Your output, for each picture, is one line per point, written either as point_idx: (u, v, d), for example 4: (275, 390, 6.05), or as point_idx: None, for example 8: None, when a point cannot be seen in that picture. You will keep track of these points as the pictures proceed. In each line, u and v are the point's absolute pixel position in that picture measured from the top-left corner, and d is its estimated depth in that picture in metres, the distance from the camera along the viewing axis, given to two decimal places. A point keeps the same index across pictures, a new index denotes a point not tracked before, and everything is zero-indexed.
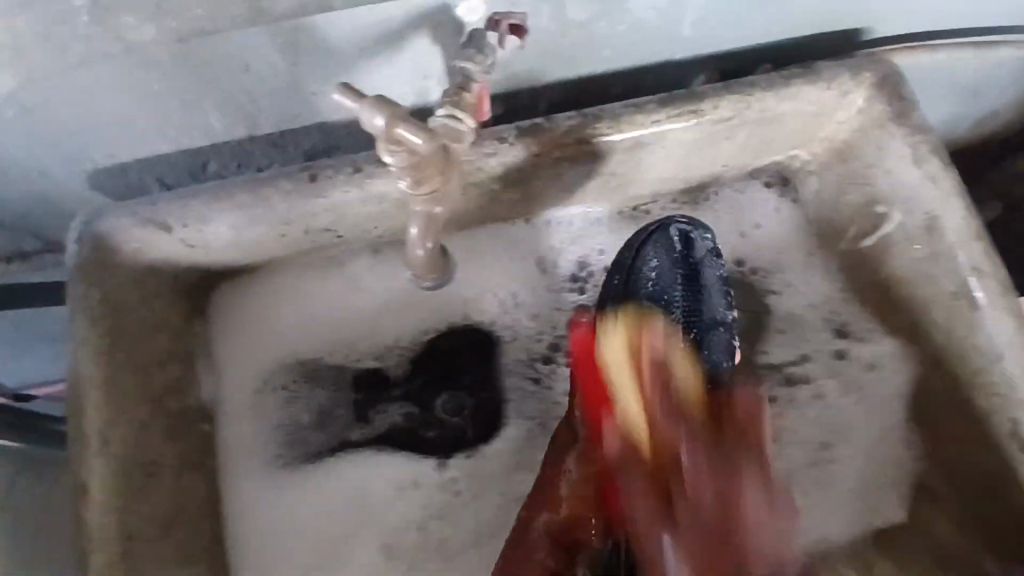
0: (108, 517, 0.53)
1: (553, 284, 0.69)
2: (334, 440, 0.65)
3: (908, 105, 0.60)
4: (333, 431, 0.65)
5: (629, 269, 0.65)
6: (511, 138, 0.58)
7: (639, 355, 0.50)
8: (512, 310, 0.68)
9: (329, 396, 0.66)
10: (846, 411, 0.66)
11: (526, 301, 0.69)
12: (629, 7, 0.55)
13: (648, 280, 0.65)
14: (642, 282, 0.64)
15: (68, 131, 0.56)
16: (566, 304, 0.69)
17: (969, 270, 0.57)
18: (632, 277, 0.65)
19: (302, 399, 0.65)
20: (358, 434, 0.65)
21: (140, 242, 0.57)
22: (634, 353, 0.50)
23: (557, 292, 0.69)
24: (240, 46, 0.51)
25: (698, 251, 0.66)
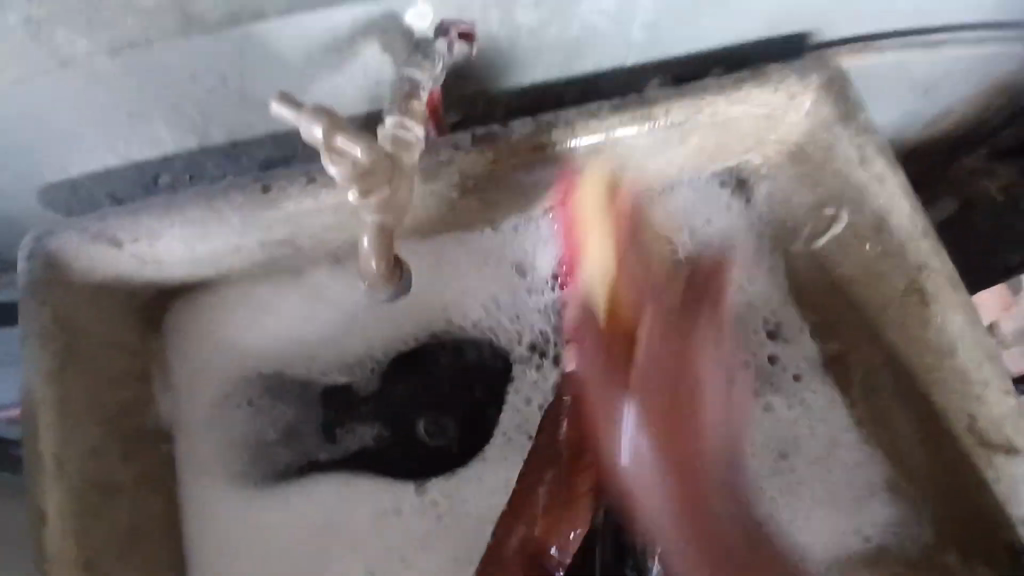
0: (66, 540, 0.51)
1: (533, 285, 0.69)
2: (303, 458, 0.65)
3: (856, 105, 0.61)
4: (302, 447, 0.66)
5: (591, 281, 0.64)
6: (463, 145, 0.59)
7: None
8: (494, 313, 0.69)
9: (295, 410, 0.66)
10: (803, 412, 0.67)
11: (505, 305, 0.69)
12: (578, 12, 0.56)
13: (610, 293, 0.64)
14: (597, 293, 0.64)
15: (15, 146, 0.55)
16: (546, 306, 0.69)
17: (920, 268, 0.59)
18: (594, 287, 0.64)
19: (269, 412, 0.65)
20: (326, 453, 0.66)
21: (91, 258, 0.56)
22: None
23: (537, 294, 0.69)
24: (186, 57, 0.50)
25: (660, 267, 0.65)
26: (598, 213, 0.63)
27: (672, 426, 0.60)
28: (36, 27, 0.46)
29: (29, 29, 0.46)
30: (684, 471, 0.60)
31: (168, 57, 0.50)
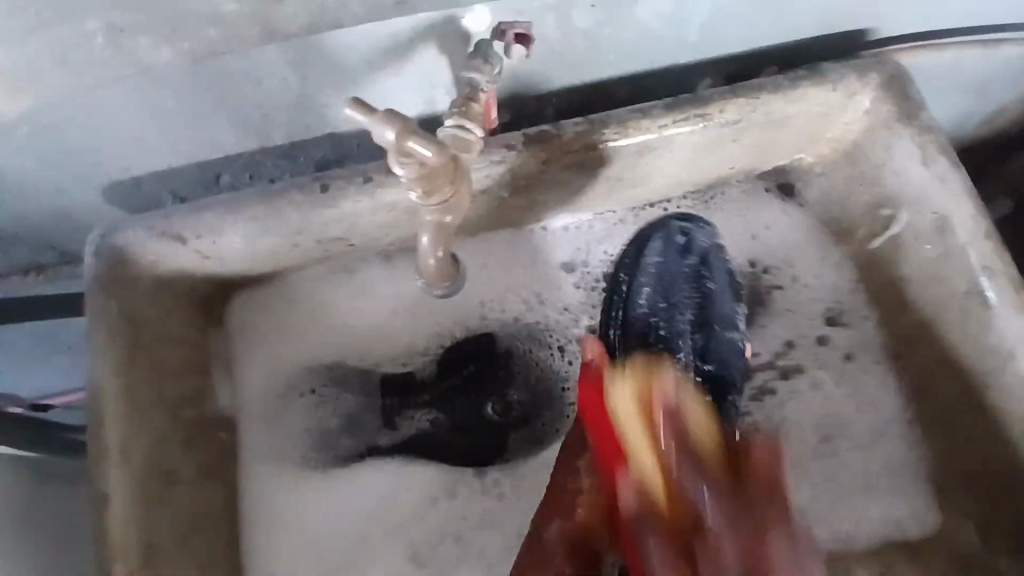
0: (130, 529, 0.53)
1: (581, 283, 0.70)
2: (364, 445, 0.66)
3: (916, 105, 0.60)
4: (362, 436, 0.66)
5: (633, 261, 0.67)
6: (518, 145, 0.58)
7: (652, 398, 0.46)
8: (537, 308, 0.69)
9: (356, 400, 0.67)
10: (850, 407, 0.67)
11: (551, 299, 0.69)
12: (633, 12, 0.55)
13: (649, 273, 0.67)
14: (641, 278, 0.66)
15: (86, 148, 0.57)
16: (597, 301, 0.69)
17: (981, 270, 0.57)
18: (635, 264, 0.67)
19: (329, 404, 0.66)
20: (385, 439, 0.66)
21: (155, 255, 0.58)
22: (646, 398, 0.46)
23: (587, 292, 0.70)
24: (253, 63, 0.51)
25: (701, 246, 0.68)
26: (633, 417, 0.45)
27: (749, 558, 0.40)
28: (117, 33, 0.47)
29: (110, 35, 0.47)
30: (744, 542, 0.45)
31: (241, 63, 0.51)
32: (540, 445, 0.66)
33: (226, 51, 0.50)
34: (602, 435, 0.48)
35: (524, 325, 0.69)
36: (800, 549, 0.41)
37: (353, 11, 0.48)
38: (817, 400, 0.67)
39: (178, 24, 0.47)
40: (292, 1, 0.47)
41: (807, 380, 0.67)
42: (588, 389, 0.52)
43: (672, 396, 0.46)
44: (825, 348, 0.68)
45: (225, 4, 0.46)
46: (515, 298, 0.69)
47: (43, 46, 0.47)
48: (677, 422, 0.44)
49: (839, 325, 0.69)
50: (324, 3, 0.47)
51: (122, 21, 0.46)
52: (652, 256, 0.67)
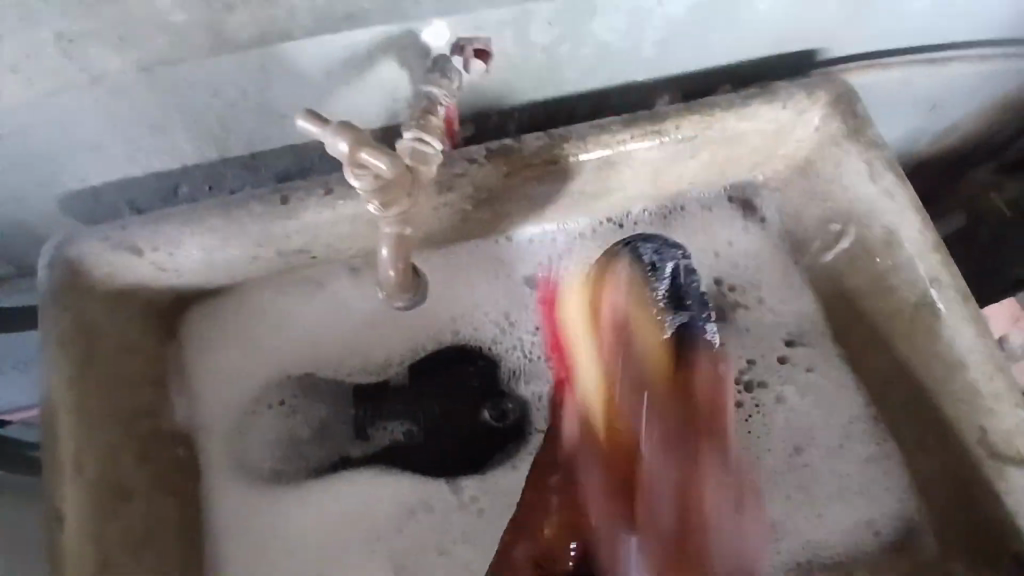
0: (84, 541, 0.52)
1: None
2: (336, 455, 0.64)
3: (863, 122, 0.63)
4: (334, 444, 0.64)
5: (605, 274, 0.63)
6: (479, 158, 0.59)
7: (599, 309, 0.57)
8: (507, 324, 0.69)
9: (328, 408, 0.65)
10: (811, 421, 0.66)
11: (519, 313, 0.69)
12: (589, 29, 0.57)
13: None
14: None
15: (40, 157, 0.56)
16: None
17: (928, 281, 0.60)
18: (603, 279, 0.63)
19: (300, 412, 0.65)
20: (358, 450, 0.64)
21: (111, 264, 0.58)
22: (594, 308, 0.57)
23: None
24: (215, 73, 0.52)
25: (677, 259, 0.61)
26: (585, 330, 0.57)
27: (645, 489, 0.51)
28: (67, 43, 0.47)
29: (60, 44, 0.47)
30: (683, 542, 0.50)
31: (194, 72, 0.51)
32: (510, 451, 0.66)
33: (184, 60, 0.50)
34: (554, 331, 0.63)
35: (493, 337, 0.69)
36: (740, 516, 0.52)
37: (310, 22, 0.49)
38: (784, 412, 0.65)
39: (131, 33, 0.47)
40: (240, 11, 0.47)
41: (770, 394, 0.66)
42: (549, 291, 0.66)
43: (620, 302, 0.57)
44: (787, 365, 0.67)
45: (174, 14, 0.47)
46: (481, 312, 0.69)
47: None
48: (624, 332, 0.55)
49: (802, 346, 0.67)
50: (275, 16, 0.48)
51: (73, 31, 0.46)
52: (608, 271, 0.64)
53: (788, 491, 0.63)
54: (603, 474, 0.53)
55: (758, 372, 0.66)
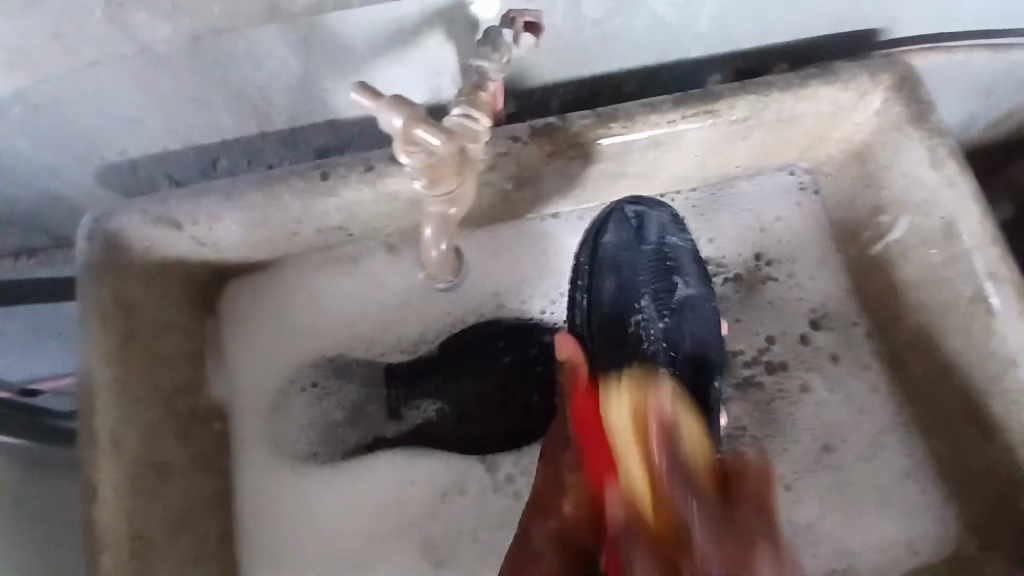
0: (121, 519, 0.52)
1: None
2: (370, 436, 0.65)
3: (926, 107, 0.60)
4: (368, 426, 0.65)
5: (592, 245, 0.65)
6: (524, 136, 0.57)
7: (646, 412, 0.47)
8: (554, 303, 0.68)
9: (360, 392, 0.65)
10: (846, 415, 0.66)
11: (563, 293, 0.68)
12: (645, 3, 0.54)
13: (609, 267, 0.65)
14: (603, 268, 0.65)
15: (81, 130, 0.56)
16: None
17: (987, 276, 0.56)
18: (595, 252, 0.65)
19: (333, 395, 0.65)
20: (391, 431, 0.65)
21: (148, 240, 0.57)
22: (640, 413, 0.47)
23: None
24: (257, 43, 0.50)
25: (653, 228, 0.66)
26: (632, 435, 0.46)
27: None
28: (116, 6, 0.45)
29: (108, 9, 0.45)
30: None
31: (239, 41, 0.50)
32: (540, 434, 0.65)
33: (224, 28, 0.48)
34: (596, 440, 0.51)
35: (528, 321, 0.67)
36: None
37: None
38: (816, 402, 0.66)
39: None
40: None
41: (804, 380, 0.67)
42: (586, 402, 0.53)
43: (666, 408, 0.46)
44: (809, 346, 0.68)
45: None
46: (532, 291, 0.68)
47: (37, 20, 0.44)
48: (672, 434, 0.44)
49: (843, 337, 0.68)
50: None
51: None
52: (613, 237, 0.65)
53: (817, 474, 0.65)
54: (640, 554, 0.41)
55: (779, 355, 0.67)
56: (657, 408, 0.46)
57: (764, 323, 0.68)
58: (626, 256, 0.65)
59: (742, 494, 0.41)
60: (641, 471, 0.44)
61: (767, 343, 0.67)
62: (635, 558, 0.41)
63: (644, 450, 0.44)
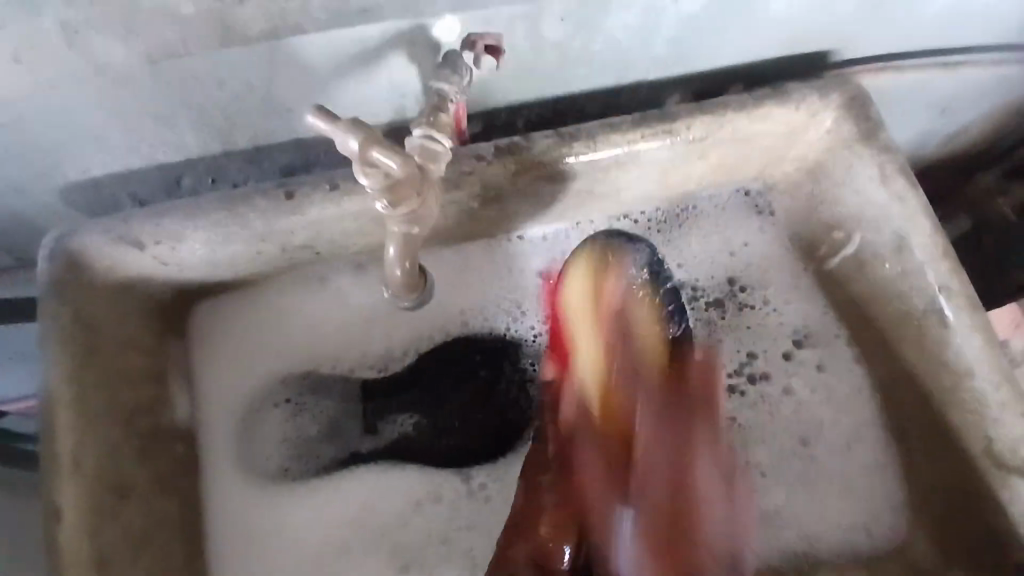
0: (79, 540, 0.51)
1: None
2: (347, 450, 0.65)
3: (877, 125, 0.62)
4: (345, 441, 0.65)
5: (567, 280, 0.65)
6: (487, 156, 0.58)
7: (602, 296, 0.60)
8: (521, 319, 0.69)
9: (336, 406, 0.66)
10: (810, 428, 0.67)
11: (531, 309, 0.69)
12: (602, 26, 0.56)
13: None
14: None
15: (42, 149, 0.55)
16: None
17: (938, 287, 0.58)
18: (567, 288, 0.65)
19: (308, 409, 0.65)
20: (367, 445, 0.65)
21: (110, 259, 0.57)
22: (596, 293, 0.60)
23: None
24: (219, 64, 0.50)
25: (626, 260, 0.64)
26: (586, 314, 0.60)
27: (672, 484, 0.52)
28: (72, 32, 0.46)
29: (66, 35, 0.46)
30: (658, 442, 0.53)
31: (198, 63, 0.50)
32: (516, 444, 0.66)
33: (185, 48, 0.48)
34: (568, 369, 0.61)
35: (499, 334, 0.68)
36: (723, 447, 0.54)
37: (318, 14, 0.48)
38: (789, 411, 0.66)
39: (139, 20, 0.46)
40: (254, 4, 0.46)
41: (776, 388, 0.67)
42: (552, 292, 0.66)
43: (621, 288, 0.60)
44: (793, 362, 0.68)
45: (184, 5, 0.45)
46: (495, 310, 0.69)
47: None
48: (623, 325, 0.59)
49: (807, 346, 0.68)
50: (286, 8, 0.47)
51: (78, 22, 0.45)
52: (574, 278, 0.66)
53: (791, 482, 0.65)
54: (636, 489, 0.52)
55: (761, 367, 0.67)
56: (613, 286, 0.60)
57: (743, 338, 0.68)
58: None
59: (692, 373, 0.57)
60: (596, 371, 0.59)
61: (750, 356, 0.67)
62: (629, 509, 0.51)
63: (610, 398, 0.58)
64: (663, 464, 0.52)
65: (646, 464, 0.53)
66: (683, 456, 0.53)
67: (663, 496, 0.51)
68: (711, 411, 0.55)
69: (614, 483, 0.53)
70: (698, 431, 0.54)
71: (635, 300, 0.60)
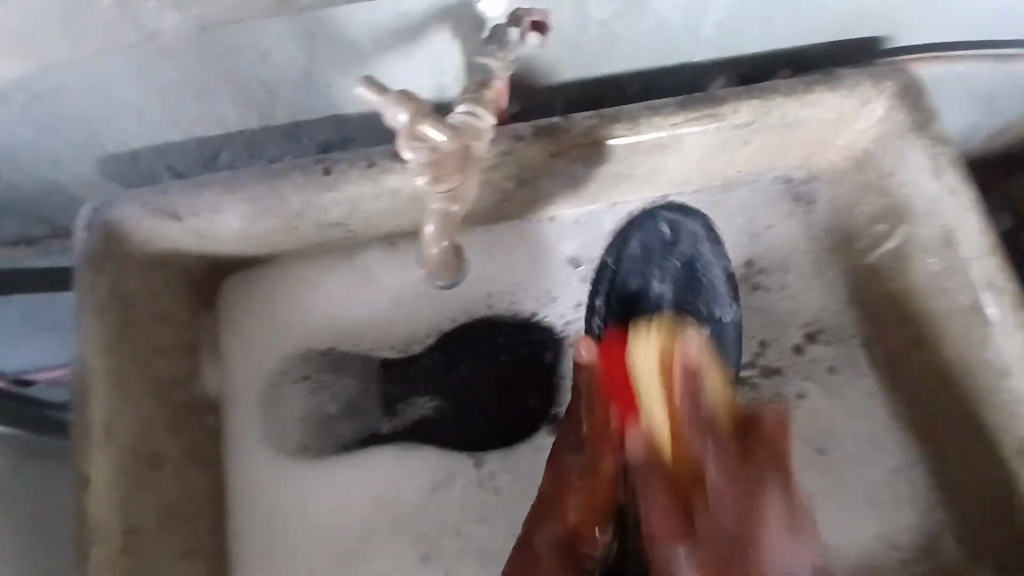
0: (113, 508, 0.52)
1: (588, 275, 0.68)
2: (366, 431, 0.65)
3: (929, 115, 0.60)
4: (363, 420, 0.65)
5: (619, 249, 0.66)
6: (526, 136, 0.57)
7: (671, 367, 0.52)
8: (549, 304, 0.68)
9: (356, 384, 0.65)
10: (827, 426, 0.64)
11: (561, 296, 0.68)
12: (651, 6, 0.54)
13: (630, 270, 0.65)
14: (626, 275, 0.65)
15: (82, 119, 0.55)
16: None
17: (982, 285, 0.57)
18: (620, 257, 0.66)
19: (326, 387, 0.65)
20: (386, 425, 0.65)
21: (147, 231, 0.57)
22: (668, 368, 0.52)
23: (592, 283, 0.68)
24: (262, 36, 0.50)
25: (682, 240, 0.65)
26: (657, 392, 0.51)
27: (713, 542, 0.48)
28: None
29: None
30: (739, 493, 0.48)
31: (241, 34, 0.49)
32: (537, 430, 0.65)
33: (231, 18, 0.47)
34: (616, 377, 0.55)
35: (524, 317, 0.68)
36: (797, 520, 0.50)
37: None
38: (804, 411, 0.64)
39: None
40: None
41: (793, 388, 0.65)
42: (610, 349, 0.58)
43: (691, 353, 0.51)
44: (806, 356, 0.66)
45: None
46: (528, 295, 0.68)
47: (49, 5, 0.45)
48: (694, 385, 0.50)
49: (823, 341, 0.66)
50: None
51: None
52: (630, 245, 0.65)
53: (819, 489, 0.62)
54: (688, 546, 0.48)
55: (772, 360, 0.66)
56: (687, 349, 0.51)
57: (757, 325, 0.67)
58: (648, 262, 0.65)
59: (760, 453, 0.49)
60: (662, 408, 0.51)
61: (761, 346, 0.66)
62: (684, 553, 0.47)
63: (665, 400, 0.51)
64: (726, 538, 0.48)
65: (721, 507, 0.48)
66: (713, 528, 0.48)
67: (731, 516, 0.48)
68: (786, 471, 0.50)
69: (665, 496, 0.48)
70: (782, 464, 0.50)
71: (698, 386, 0.50)
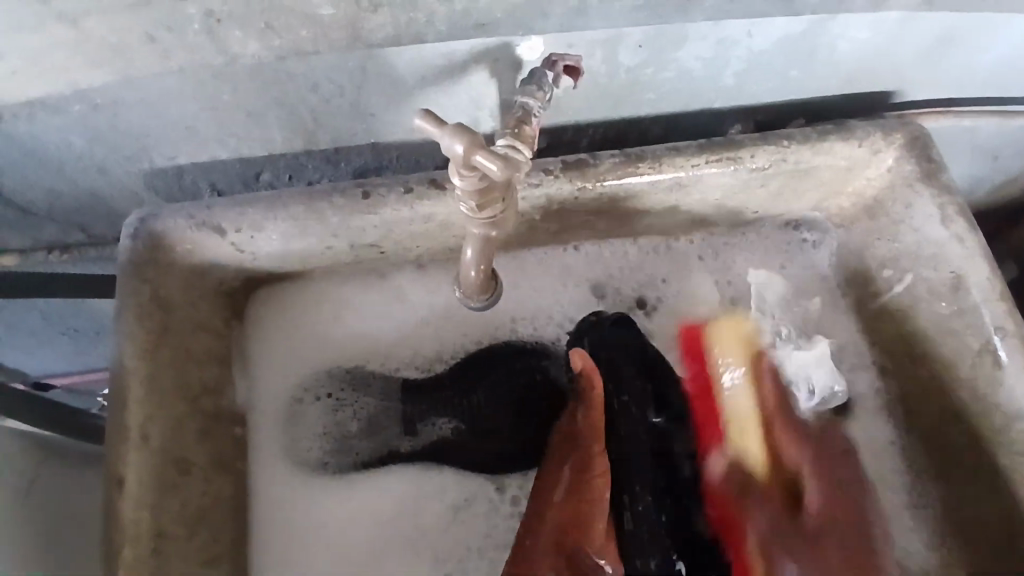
0: (140, 514, 0.53)
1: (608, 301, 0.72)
2: (384, 449, 0.68)
3: (938, 166, 0.62)
4: (381, 439, 0.68)
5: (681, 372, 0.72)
6: (554, 170, 0.60)
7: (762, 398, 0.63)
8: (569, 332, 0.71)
9: (376, 403, 0.68)
10: None
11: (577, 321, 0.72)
12: (678, 54, 0.58)
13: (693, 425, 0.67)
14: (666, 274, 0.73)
15: (134, 133, 0.58)
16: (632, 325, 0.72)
17: (993, 329, 0.58)
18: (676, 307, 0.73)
19: (347, 405, 0.68)
20: (407, 445, 0.68)
21: (189, 243, 0.59)
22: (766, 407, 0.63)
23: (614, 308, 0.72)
24: (313, 69, 0.53)
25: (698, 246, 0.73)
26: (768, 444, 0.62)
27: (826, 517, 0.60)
28: (214, 21, 0.47)
29: (206, 23, 0.47)
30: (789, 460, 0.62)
31: (300, 65, 0.52)
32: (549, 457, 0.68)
33: (313, 50, 0.50)
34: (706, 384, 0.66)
35: (545, 344, 0.71)
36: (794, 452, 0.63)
37: (438, 26, 0.49)
38: None
39: (273, 22, 0.47)
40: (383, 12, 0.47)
41: None
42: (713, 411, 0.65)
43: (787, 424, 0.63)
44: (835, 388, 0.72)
45: (322, 8, 0.47)
46: (549, 321, 0.71)
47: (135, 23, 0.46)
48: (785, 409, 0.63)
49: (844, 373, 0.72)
50: (412, 17, 0.48)
51: (223, 12, 0.46)
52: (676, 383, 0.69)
53: None
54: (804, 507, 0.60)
55: None
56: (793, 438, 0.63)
57: None
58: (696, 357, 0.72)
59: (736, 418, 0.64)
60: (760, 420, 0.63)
61: None
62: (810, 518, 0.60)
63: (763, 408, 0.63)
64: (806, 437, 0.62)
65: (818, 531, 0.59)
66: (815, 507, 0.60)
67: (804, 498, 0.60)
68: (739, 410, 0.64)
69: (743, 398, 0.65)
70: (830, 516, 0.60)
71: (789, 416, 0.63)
